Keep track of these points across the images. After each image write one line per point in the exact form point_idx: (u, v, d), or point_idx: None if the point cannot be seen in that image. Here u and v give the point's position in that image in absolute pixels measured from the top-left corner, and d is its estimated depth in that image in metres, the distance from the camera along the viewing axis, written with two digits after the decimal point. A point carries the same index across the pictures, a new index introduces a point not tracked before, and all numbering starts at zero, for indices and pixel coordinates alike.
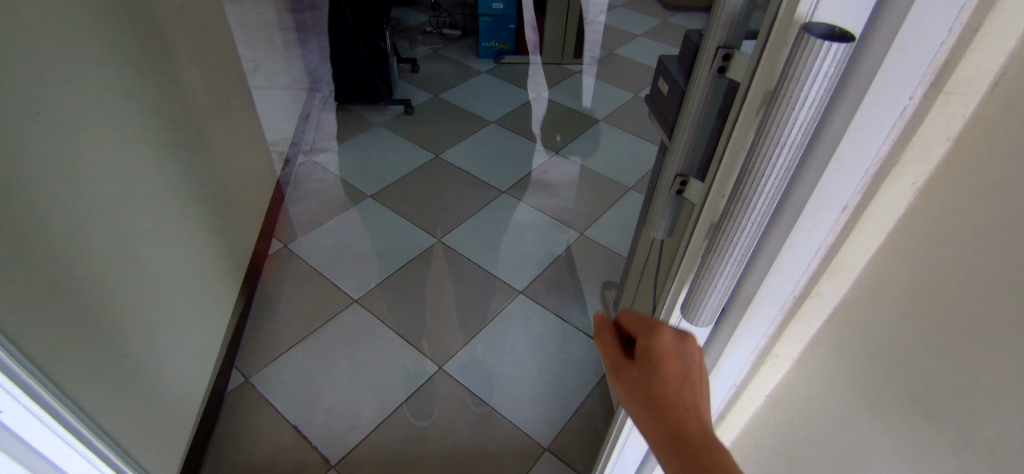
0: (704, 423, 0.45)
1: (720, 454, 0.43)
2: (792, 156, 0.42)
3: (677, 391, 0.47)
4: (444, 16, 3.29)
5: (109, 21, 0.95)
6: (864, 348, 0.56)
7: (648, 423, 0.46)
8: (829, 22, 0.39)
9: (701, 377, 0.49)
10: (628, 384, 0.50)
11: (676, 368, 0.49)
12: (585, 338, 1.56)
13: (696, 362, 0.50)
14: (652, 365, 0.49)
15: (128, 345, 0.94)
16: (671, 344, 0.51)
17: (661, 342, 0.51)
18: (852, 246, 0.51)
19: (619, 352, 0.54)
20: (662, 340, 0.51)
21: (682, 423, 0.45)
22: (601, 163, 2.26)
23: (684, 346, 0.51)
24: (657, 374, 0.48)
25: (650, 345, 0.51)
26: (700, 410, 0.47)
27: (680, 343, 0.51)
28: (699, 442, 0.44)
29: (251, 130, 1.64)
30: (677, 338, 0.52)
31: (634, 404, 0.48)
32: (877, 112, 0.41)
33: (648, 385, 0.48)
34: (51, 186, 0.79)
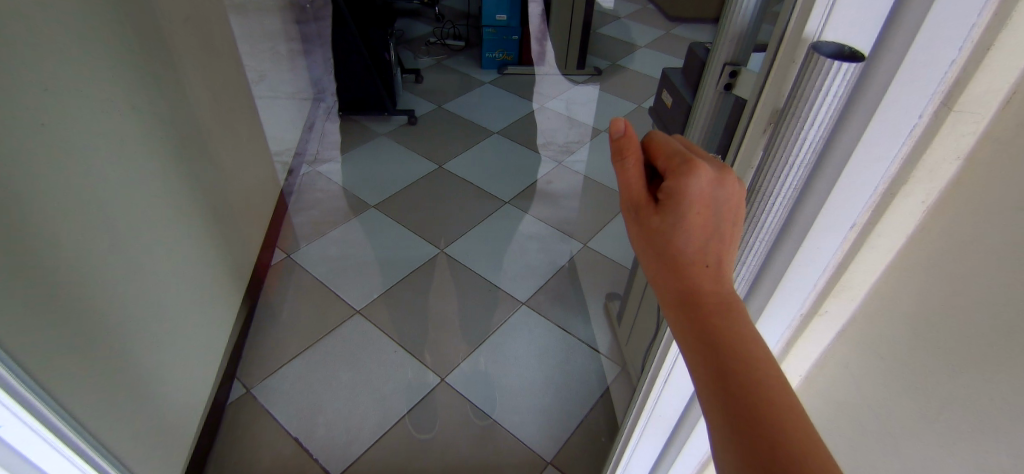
0: (723, 280, 0.41)
1: (734, 315, 0.41)
2: (799, 175, 0.43)
3: (700, 249, 0.41)
4: (448, 27, 3.31)
5: (115, 33, 0.96)
6: (873, 366, 0.55)
7: (662, 279, 0.43)
8: (838, 40, 0.39)
9: (735, 222, 0.41)
10: (644, 233, 0.43)
11: (705, 221, 0.40)
12: (589, 350, 1.55)
13: (734, 196, 0.41)
14: (678, 216, 0.40)
15: (129, 358, 0.93)
16: (705, 188, 0.40)
17: (692, 190, 0.40)
18: (858, 265, 0.51)
19: (640, 178, 0.42)
20: (694, 182, 0.40)
21: (699, 290, 0.41)
22: (604, 174, 2.26)
23: (721, 185, 0.40)
24: (681, 228, 0.40)
25: (677, 189, 0.40)
26: (723, 264, 0.42)
27: (718, 185, 0.40)
28: (715, 307, 0.41)
29: (255, 140, 1.65)
30: (716, 173, 0.40)
31: (649, 256, 0.43)
32: (885, 130, 0.41)
33: (668, 241, 0.41)
34: (53, 198, 0.78)
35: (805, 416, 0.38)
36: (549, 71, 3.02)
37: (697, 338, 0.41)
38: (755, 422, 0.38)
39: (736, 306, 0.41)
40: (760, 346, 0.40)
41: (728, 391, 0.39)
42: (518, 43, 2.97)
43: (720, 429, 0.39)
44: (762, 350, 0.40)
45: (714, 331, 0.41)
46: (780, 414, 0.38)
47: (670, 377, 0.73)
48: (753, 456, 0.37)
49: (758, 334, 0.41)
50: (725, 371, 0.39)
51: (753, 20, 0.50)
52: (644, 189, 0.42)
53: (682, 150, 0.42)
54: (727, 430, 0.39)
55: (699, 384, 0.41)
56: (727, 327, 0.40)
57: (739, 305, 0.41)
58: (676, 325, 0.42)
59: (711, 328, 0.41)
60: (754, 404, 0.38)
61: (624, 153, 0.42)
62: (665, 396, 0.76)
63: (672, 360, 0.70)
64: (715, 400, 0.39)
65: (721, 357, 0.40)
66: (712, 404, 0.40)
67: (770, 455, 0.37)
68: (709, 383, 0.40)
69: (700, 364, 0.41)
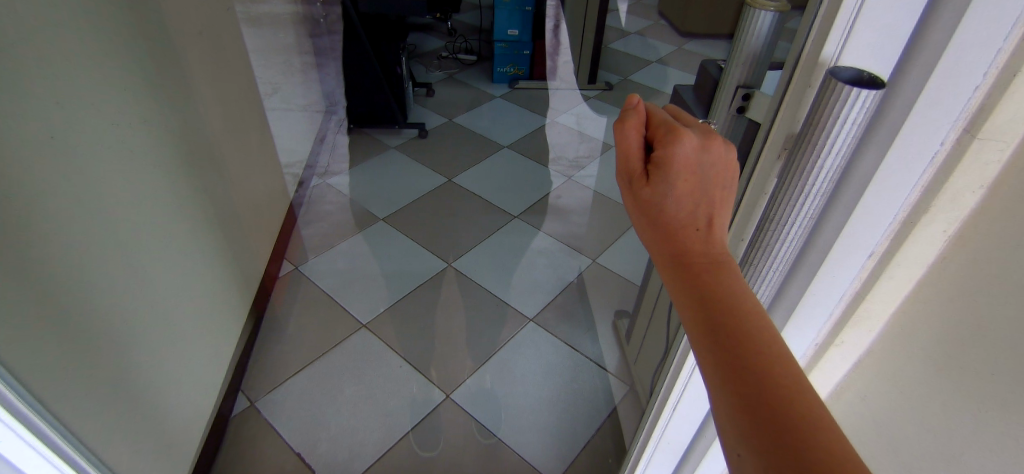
0: (716, 245, 0.40)
1: (731, 280, 0.39)
2: (816, 204, 0.42)
3: (690, 213, 0.40)
4: (460, 41, 3.35)
5: (128, 46, 0.97)
6: (893, 398, 0.54)
7: (655, 248, 0.41)
8: (857, 66, 0.38)
9: (726, 186, 0.40)
10: (637, 203, 0.42)
11: (694, 185, 0.39)
12: (596, 368, 1.52)
13: (724, 161, 0.40)
14: (668, 180, 0.39)
15: (132, 369, 0.93)
16: (691, 154, 0.39)
17: (678, 155, 0.39)
18: (877, 295, 0.50)
19: (635, 148, 0.42)
20: (679, 149, 0.39)
21: (691, 256, 0.40)
22: (614, 189, 2.25)
23: (708, 151, 0.40)
24: (671, 194, 0.39)
25: (665, 156, 0.40)
26: (716, 230, 0.40)
27: (704, 151, 0.40)
28: (708, 272, 0.39)
29: (265, 152, 1.65)
30: (702, 140, 0.40)
31: (641, 224, 0.42)
32: (906, 157, 0.40)
33: (658, 206, 0.40)
34: (61, 210, 0.78)
35: (806, 380, 0.35)
36: (560, 85, 3.03)
37: (691, 304, 0.39)
38: (755, 386, 0.35)
39: (730, 271, 0.39)
40: (756, 310, 0.38)
41: (724, 357, 0.36)
42: (529, 58, 2.99)
43: (719, 397, 0.36)
44: (758, 314, 0.38)
45: (707, 296, 0.38)
46: (779, 377, 0.35)
47: (681, 402, 0.71)
48: (753, 423, 0.34)
49: (754, 299, 0.39)
50: (720, 335, 0.37)
51: (767, 41, 0.49)
52: (636, 158, 0.42)
53: (670, 121, 0.42)
54: (726, 398, 0.36)
55: (695, 352, 0.38)
56: (720, 292, 0.38)
57: (733, 270, 0.39)
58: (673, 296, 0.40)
59: (705, 292, 0.38)
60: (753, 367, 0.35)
61: (620, 126, 0.43)
62: (674, 422, 0.75)
63: (683, 386, 0.69)
64: (712, 367, 0.37)
65: (715, 321, 0.37)
66: (709, 371, 0.37)
67: (771, 419, 0.33)
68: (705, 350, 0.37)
69: (694, 331, 0.38)
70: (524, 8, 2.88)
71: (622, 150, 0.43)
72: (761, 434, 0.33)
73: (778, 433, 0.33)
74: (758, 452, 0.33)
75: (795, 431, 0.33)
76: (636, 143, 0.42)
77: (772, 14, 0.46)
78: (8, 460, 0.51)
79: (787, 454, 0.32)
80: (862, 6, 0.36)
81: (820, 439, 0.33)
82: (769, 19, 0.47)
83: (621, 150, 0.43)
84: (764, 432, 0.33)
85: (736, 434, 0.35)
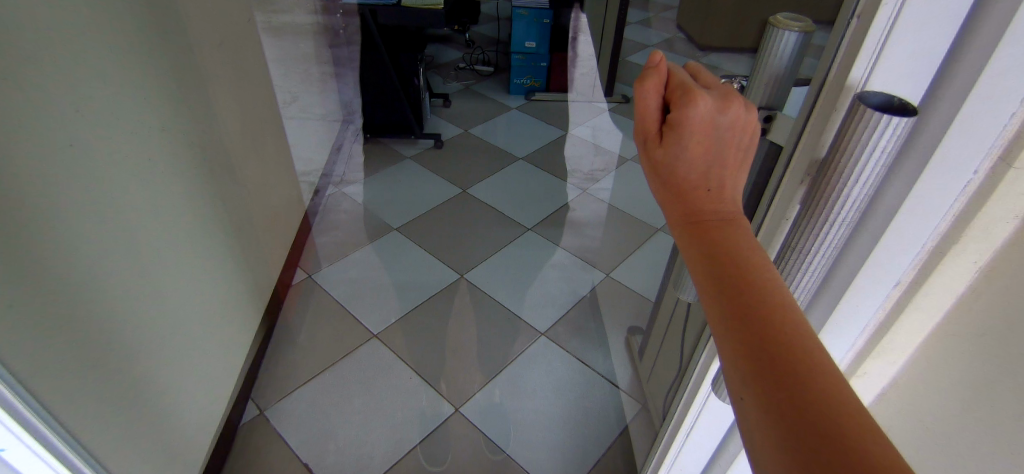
0: (731, 205, 0.38)
1: (745, 243, 0.37)
2: (841, 233, 0.41)
3: (703, 175, 0.38)
4: (478, 53, 3.38)
5: (148, 56, 0.98)
6: (916, 435, 0.52)
7: (669, 209, 0.40)
8: (887, 91, 0.37)
9: (742, 148, 0.38)
10: (652, 162, 0.40)
11: (707, 146, 0.38)
12: (608, 385, 1.50)
13: (740, 122, 0.38)
14: (679, 138, 0.38)
15: (143, 377, 0.93)
16: (705, 113, 0.37)
17: (690, 115, 0.37)
18: (903, 327, 0.49)
19: (652, 108, 0.40)
20: (693, 109, 0.37)
21: (704, 216, 0.38)
22: (629, 203, 2.23)
23: (724, 110, 0.37)
24: (682, 155, 0.38)
25: (677, 117, 0.38)
26: (732, 191, 0.38)
27: (720, 111, 0.37)
28: (722, 233, 0.37)
29: (282, 160, 1.67)
30: (716, 100, 0.37)
31: (656, 186, 0.41)
32: (936, 186, 0.39)
33: (671, 167, 0.39)
34: (78, 217, 0.79)
35: (822, 345, 0.33)
36: (577, 97, 3.02)
37: (702, 263, 0.37)
38: (763, 347, 0.33)
39: (746, 233, 0.37)
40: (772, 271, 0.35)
41: (732, 316, 0.34)
42: (546, 70, 3.00)
43: (728, 358, 0.35)
44: (775, 276, 0.35)
45: (719, 255, 0.36)
46: (790, 339, 0.33)
47: (695, 429, 0.70)
48: (759, 384, 0.32)
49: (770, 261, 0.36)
50: (729, 295, 0.35)
51: (791, 61, 0.46)
52: (652, 119, 0.40)
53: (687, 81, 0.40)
54: (734, 360, 0.34)
55: (707, 313, 0.37)
56: (732, 253, 0.36)
57: (750, 232, 0.37)
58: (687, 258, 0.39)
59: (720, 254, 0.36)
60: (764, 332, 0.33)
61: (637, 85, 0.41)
62: (688, 448, 0.73)
63: (697, 412, 0.67)
64: (721, 327, 0.35)
65: (726, 281, 0.35)
66: (719, 332, 0.35)
67: (778, 379, 0.31)
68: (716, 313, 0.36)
69: (704, 290, 0.37)
70: (542, 20, 2.89)
71: (639, 111, 0.42)
72: (768, 395, 0.31)
73: (783, 394, 0.31)
74: (763, 414, 0.31)
75: (803, 393, 0.31)
76: (654, 102, 0.40)
77: (796, 35, 0.44)
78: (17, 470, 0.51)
79: (794, 416, 0.30)
80: (891, 33, 0.35)
81: (831, 403, 0.30)
82: (794, 39, 0.45)
83: (639, 111, 0.42)
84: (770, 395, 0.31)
85: (744, 398, 0.33)
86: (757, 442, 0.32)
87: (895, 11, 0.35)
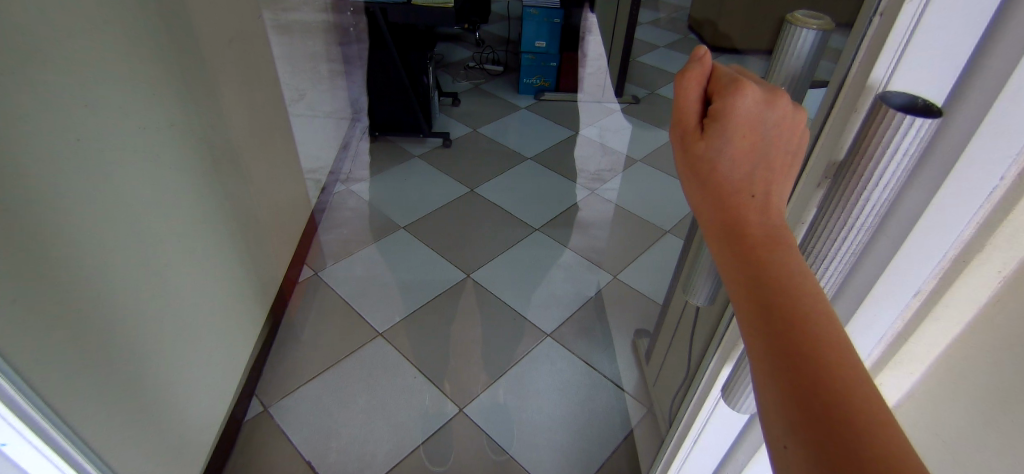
0: (774, 215, 0.36)
1: (786, 251, 0.35)
2: (860, 239, 0.40)
3: (745, 176, 0.36)
4: (487, 52, 3.37)
5: (156, 52, 0.99)
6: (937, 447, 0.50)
7: (706, 213, 0.38)
8: (911, 90, 0.36)
9: (788, 149, 0.36)
10: (688, 160, 0.38)
11: (755, 143, 0.36)
12: (614, 387, 1.48)
13: (789, 120, 0.36)
14: (724, 132, 0.36)
15: (148, 371, 0.94)
16: (752, 108, 0.35)
17: (739, 108, 0.35)
18: (921, 337, 0.48)
19: (692, 102, 0.38)
20: (741, 101, 0.35)
21: (745, 225, 0.36)
22: (637, 205, 2.21)
23: (772, 106, 0.36)
24: (725, 153, 0.36)
25: (723, 111, 0.36)
26: (774, 197, 0.36)
27: (767, 106, 0.35)
28: (763, 245, 0.35)
29: (289, 158, 1.67)
30: (766, 95, 0.36)
31: (693, 187, 0.38)
32: (960, 194, 0.38)
33: (711, 163, 0.36)
34: (84, 212, 0.80)
35: (864, 371, 0.32)
36: (586, 98, 3.00)
37: (739, 272, 0.36)
38: (806, 374, 0.32)
39: (788, 246, 0.35)
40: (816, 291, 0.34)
41: (773, 338, 0.33)
42: (555, 70, 2.99)
43: (765, 381, 0.33)
44: (816, 291, 0.34)
45: (760, 269, 0.35)
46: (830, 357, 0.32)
47: (701, 436, 0.68)
48: (801, 416, 0.31)
49: (815, 278, 0.35)
50: (771, 315, 0.33)
51: (809, 60, 0.43)
52: (692, 113, 0.38)
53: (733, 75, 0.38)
54: (773, 379, 0.33)
55: (741, 325, 0.35)
56: (774, 263, 0.35)
57: (792, 244, 0.36)
58: (723, 265, 0.37)
59: (760, 264, 0.35)
60: (803, 349, 0.32)
61: (680, 77, 0.39)
62: (694, 455, 0.72)
63: (704, 420, 0.66)
64: (761, 346, 0.33)
65: (768, 299, 0.34)
66: (756, 355, 0.34)
67: (822, 414, 0.30)
68: (756, 327, 0.34)
69: (741, 302, 0.35)
70: (553, 20, 2.87)
71: (678, 104, 0.39)
72: (809, 429, 0.31)
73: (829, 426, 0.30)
74: (806, 446, 0.31)
75: (844, 423, 0.30)
76: (695, 94, 0.38)
77: (814, 33, 0.42)
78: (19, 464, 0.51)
79: (836, 453, 0.30)
80: (915, 29, 0.34)
81: (875, 436, 0.29)
82: (811, 37, 0.42)
83: (678, 104, 0.40)
84: (813, 417, 0.31)
85: (782, 425, 0.32)
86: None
87: (921, 3, 0.33)
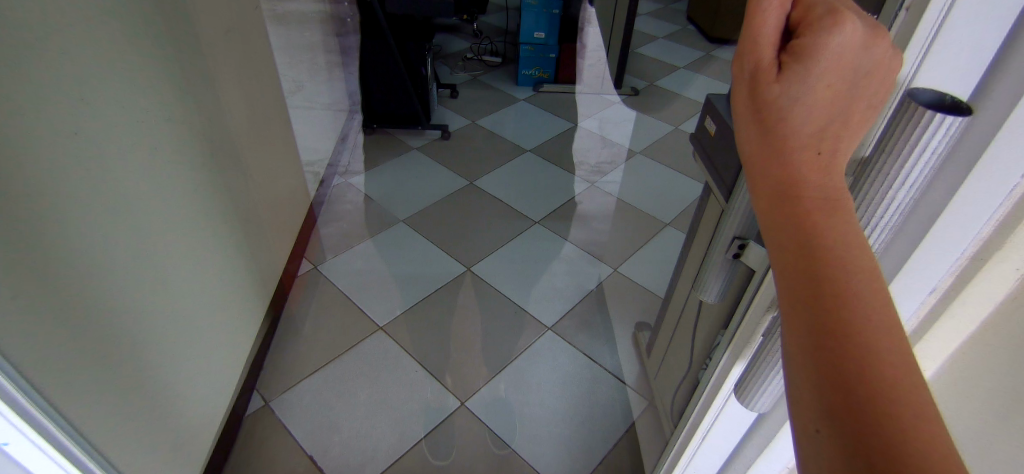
0: (837, 177, 0.34)
1: (845, 217, 0.33)
2: (884, 236, 0.40)
3: (818, 128, 0.33)
4: (485, 43, 3.34)
5: (153, 43, 0.97)
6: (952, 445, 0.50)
7: (763, 165, 0.35)
8: (936, 87, 0.35)
9: (871, 103, 0.33)
10: (761, 97, 0.34)
11: (837, 91, 0.33)
12: (615, 380, 1.48)
13: (880, 68, 0.33)
14: (813, 69, 0.32)
15: (147, 368, 0.93)
16: (850, 47, 0.32)
17: (833, 44, 0.32)
18: (935, 335, 0.49)
19: (772, 32, 0.34)
20: (839, 37, 0.32)
21: (807, 183, 0.34)
22: (637, 197, 2.20)
23: (868, 50, 0.32)
24: (805, 95, 0.33)
25: (816, 45, 0.32)
26: (837, 159, 0.34)
27: (864, 49, 0.32)
28: (823, 208, 0.33)
29: (287, 150, 1.65)
30: (867, 34, 0.32)
31: (753, 132, 0.36)
32: (982, 190, 0.38)
33: (786, 106, 0.33)
34: (82, 208, 0.79)
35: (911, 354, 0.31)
36: (586, 89, 2.98)
37: (795, 233, 0.33)
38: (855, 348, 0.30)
39: (846, 213, 0.33)
40: (876, 264, 0.32)
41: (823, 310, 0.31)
42: (554, 61, 2.95)
43: (803, 357, 0.32)
44: (874, 264, 0.32)
45: (819, 232, 0.33)
46: (883, 333, 0.30)
47: (710, 432, 0.68)
48: (842, 394, 0.30)
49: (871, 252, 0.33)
50: (827, 282, 0.31)
51: None
52: (768, 44, 0.34)
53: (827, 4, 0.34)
54: (815, 351, 0.31)
55: (784, 292, 0.33)
56: (837, 228, 0.33)
57: (851, 212, 0.34)
58: (773, 224, 0.34)
59: (820, 227, 0.33)
60: (856, 320, 0.30)
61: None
62: (701, 452, 0.72)
63: (714, 417, 0.66)
64: (807, 315, 0.32)
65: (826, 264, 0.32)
66: (794, 327, 0.32)
67: (868, 394, 0.29)
68: (802, 292, 0.32)
69: (791, 266, 0.33)
70: (551, 11, 2.82)
71: (750, 31, 0.35)
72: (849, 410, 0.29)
73: (869, 407, 0.29)
74: (841, 428, 0.29)
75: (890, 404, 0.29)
76: (777, 26, 0.34)
77: None
78: (22, 465, 0.50)
79: (874, 435, 0.28)
80: (943, 24, 0.33)
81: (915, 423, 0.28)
82: None
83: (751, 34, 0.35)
84: (856, 395, 0.29)
85: (815, 405, 0.30)
86: (823, 458, 0.30)
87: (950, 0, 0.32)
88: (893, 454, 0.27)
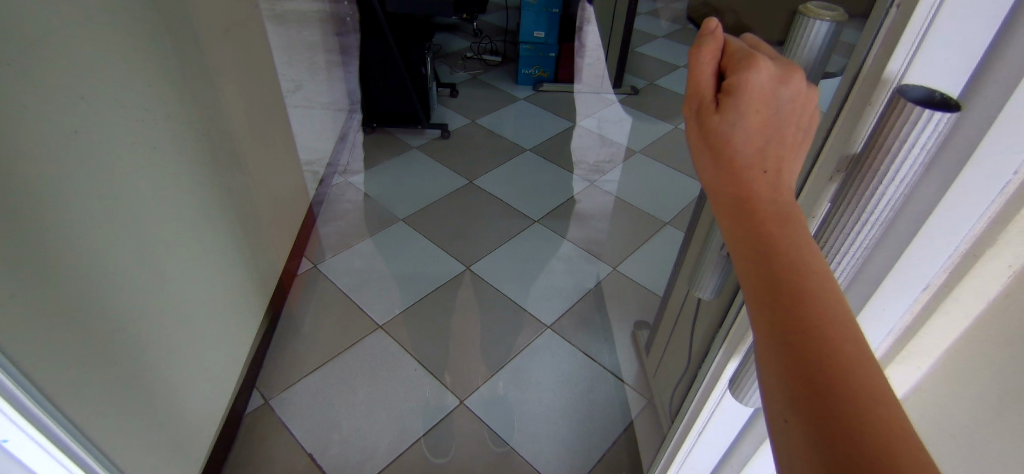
0: (786, 192, 0.36)
1: (796, 230, 0.35)
2: (873, 233, 0.40)
3: (758, 150, 0.36)
4: (485, 42, 3.34)
5: (152, 42, 0.97)
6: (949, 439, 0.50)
7: (714, 188, 0.38)
8: (926, 84, 0.36)
9: (801, 127, 0.36)
10: (701, 132, 0.38)
11: (769, 117, 0.35)
12: (614, 379, 1.49)
13: (801, 98, 0.36)
14: (738, 103, 0.36)
15: (146, 366, 0.93)
16: (768, 83, 0.35)
17: (753, 81, 0.35)
18: (928, 331, 0.49)
19: (706, 75, 0.38)
20: (755, 76, 0.35)
21: (755, 201, 0.36)
22: (637, 196, 2.20)
23: (785, 83, 0.36)
24: (738, 124, 0.36)
25: (739, 83, 0.36)
26: (785, 176, 0.36)
27: (781, 83, 0.36)
28: (774, 223, 0.35)
29: (286, 149, 1.66)
30: (780, 72, 0.36)
31: (705, 162, 0.38)
32: (972, 187, 0.38)
33: (724, 135, 0.36)
34: (82, 206, 0.79)
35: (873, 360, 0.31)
36: (586, 88, 2.98)
37: (746, 250, 0.35)
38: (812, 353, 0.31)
39: (799, 227, 0.35)
40: (825, 272, 0.33)
41: (780, 319, 0.32)
42: (554, 60, 2.95)
43: (771, 364, 0.32)
44: (827, 273, 0.33)
45: (769, 247, 0.34)
46: (839, 338, 0.31)
47: (706, 428, 0.68)
48: (808, 398, 0.30)
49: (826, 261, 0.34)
50: (781, 292, 0.33)
51: (820, 53, 0.43)
52: (707, 86, 0.38)
53: (748, 50, 0.38)
54: (778, 358, 0.32)
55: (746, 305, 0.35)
56: (785, 241, 0.34)
57: (804, 224, 0.35)
58: (728, 243, 0.37)
59: (770, 242, 0.34)
60: (810, 327, 0.31)
61: (695, 53, 0.39)
62: (698, 447, 0.72)
63: (710, 413, 0.66)
64: (765, 326, 0.33)
65: (777, 276, 0.33)
66: (762, 338, 0.33)
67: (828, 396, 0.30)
68: (758, 304, 0.33)
69: (747, 281, 0.35)
70: (551, 10, 2.83)
71: (693, 79, 0.40)
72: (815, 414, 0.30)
73: (831, 410, 0.29)
74: (810, 431, 0.30)
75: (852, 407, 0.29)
76: (709, 70, 0.38)
77: (827, 24, 0.42)
78: (21, 462, 0.50)
79: (840, 438, 0.29)
80: (933, 22, 0.33)
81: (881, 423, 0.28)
82: (824, 29, 0.42)
83: (691, 80, 0.40)
84: (817, 399, 0.30)
85: (785, 410, 0.31)
86: (796, 463, 0.30)
87: None
88: (858, 455, 0.28)
